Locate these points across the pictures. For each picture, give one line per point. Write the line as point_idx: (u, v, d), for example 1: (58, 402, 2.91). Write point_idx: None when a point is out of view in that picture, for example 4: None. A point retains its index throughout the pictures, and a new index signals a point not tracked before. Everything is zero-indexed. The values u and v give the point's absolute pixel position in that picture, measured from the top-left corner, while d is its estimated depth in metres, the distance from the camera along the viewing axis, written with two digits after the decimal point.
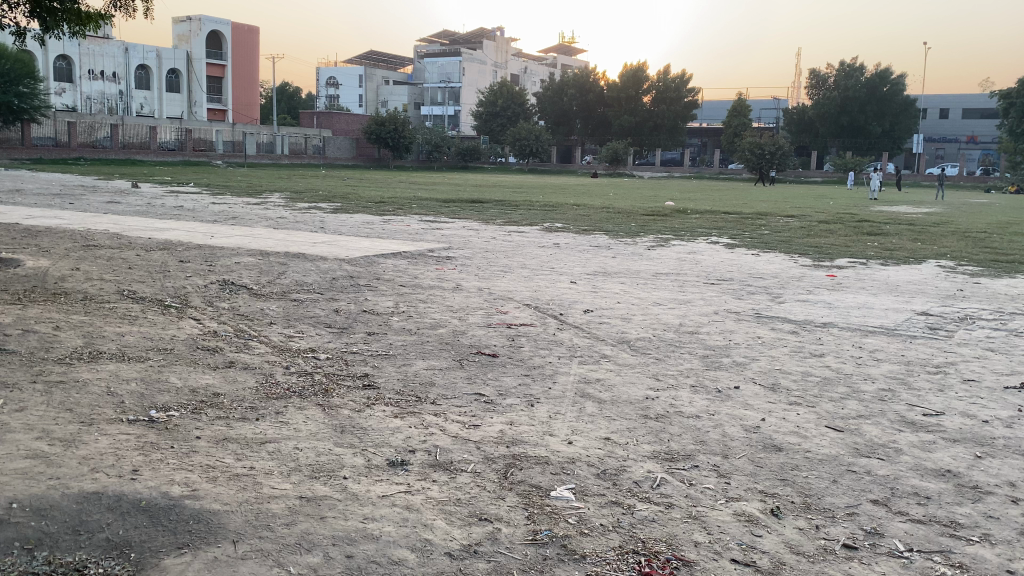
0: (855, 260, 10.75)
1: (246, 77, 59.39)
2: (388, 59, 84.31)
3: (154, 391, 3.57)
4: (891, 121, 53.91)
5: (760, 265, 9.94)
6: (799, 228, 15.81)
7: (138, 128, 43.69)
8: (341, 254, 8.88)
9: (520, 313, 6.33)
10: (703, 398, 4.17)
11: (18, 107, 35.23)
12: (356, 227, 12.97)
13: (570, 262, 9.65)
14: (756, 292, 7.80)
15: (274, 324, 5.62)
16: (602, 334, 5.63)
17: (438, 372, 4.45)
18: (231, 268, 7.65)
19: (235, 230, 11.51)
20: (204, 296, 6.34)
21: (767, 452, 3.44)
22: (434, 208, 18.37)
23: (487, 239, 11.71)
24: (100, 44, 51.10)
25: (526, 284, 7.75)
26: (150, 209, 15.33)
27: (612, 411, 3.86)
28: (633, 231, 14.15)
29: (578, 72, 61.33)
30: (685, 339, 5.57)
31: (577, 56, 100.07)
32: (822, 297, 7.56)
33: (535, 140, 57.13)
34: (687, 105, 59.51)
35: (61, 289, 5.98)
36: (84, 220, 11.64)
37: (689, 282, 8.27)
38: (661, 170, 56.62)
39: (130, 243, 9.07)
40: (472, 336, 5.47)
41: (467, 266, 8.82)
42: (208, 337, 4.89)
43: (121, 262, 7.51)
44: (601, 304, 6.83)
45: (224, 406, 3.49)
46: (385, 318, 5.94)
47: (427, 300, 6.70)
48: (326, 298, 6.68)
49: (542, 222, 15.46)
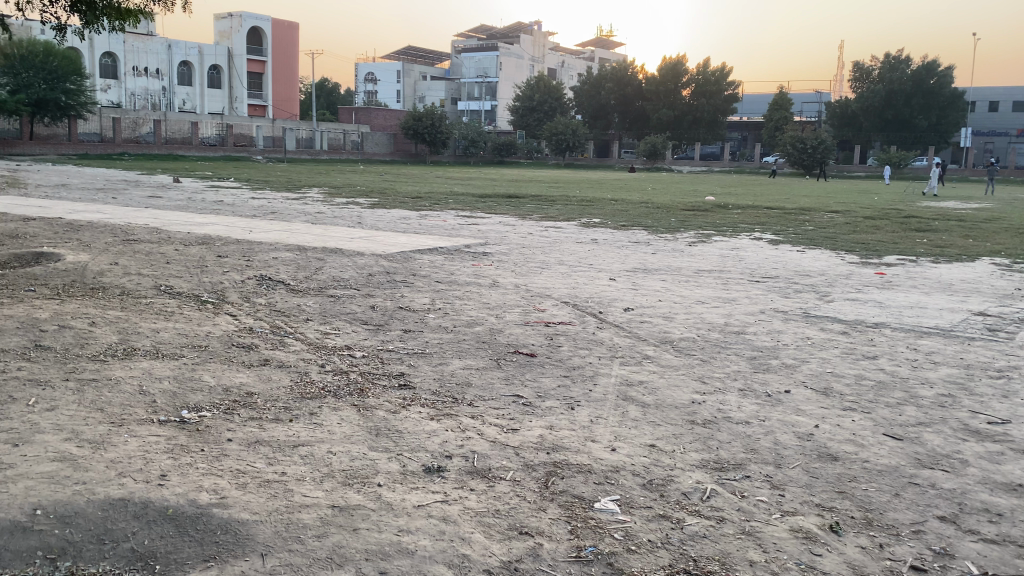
0: (906, 257, 10.42)
1: (285, 72, 59.91)
2: (425, 55, 84.51)
3: (186, 390, 3.50)
4: (938, 114, 52.68)
5: (806, 261, 9.66)
6: (845, 223, 15.42)
7: (181, 124, 44.23)
8: (377, 250, 8.81)
9: (559, 310, 6.18)
10: (751, 403, 4.00)
11: (65, 105, 35.97)
12: (391, 222, 12.91)
13: (609, 258, 9.46)
14: (802, 290, 7.56)
15: (310, 321, 5.54)
16: (643, 333, 5.46)
17: (476, 372, 4.33)
18: (268, 263, 7.63)
19: (273, 224, 11.52)
20: (239, 292, 6.31)
21: (821, 462, 3.26)
22: (470, 203, 18.25)
23: (524, 234, 11.55)
24: (144, 41, 51.94)
25: (565, 281, 7.60)
26: (191, 204, 15.46)
27: (657, 416, 3.71)
28: (674, 226, 13.90)
29: (617, 65, 60.77)
30: (731, 340, 5.38)
31: (616, 50, 99.16)
32: (872, 296, 7.30)
33: (572, 134, 56.83)
34: (728, 99, 58.79)
35: (99, 284, 5.97)
36: (125, 215, 11.76)
37: (733, 280, 8.05)
38: (701, 164, 55.96)
39: (169, 237, 9.09)
40: (509, 334, 5.35)
41: (504, 262, 8.70)
42: (243, 333, 4.83)
43: (159, 257, 7.50)
44: (643, 301, 6.65)
45: (257, 406, 3.41)
46: (421, 315, 5.84)
47: (464, 297, 6.59)
48: (362, 294, 6.60)
49: (580, 218, 15.30)
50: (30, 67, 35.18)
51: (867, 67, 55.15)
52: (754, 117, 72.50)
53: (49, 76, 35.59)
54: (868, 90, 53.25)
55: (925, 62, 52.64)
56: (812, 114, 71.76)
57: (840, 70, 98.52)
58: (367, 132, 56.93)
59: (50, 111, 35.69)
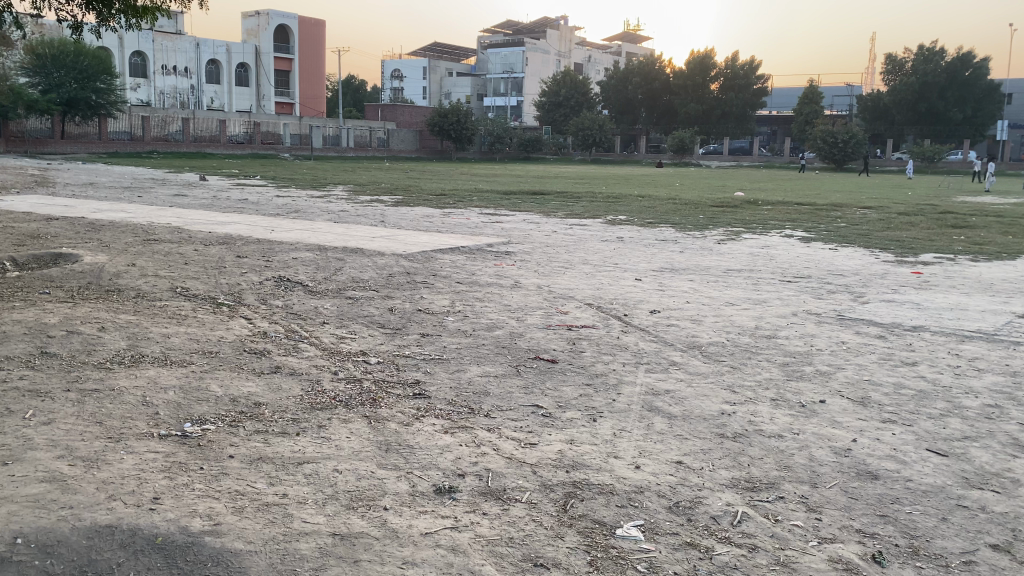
0: (943, 255, 10.09)
1: (312, 69, 60.16)
2: (451, 52, 84.49)
3: (192, 400, 3.37)
4: (973, 107, 51.66)
5: (839, 260, 9.37)
6: (879, 220, 15.07)
7: (209, 122, 44.53)
8: (399, 249, 8.68)
9: (582, 313, 5.99)
10: (785, 415, 3.78)
11: (96, 104, 36.39)
12: (415, 220, 12.80)
13: (636, 257, 9.24)
14: (836, 291, 7.30)
15: (326, 324, 5.40)
16: (670, 338, 5.26)
17: (495, 380, 4.16)
18: (288, 264, 7.53)
19: (295, 223, 11.44)
20: (257, 293, 6.21)
21: (861, 482, 3.04)
22: (495, 200, 18.10)
23: (549, 233, 11.36)
24: (173, 39, 52.36)
25: (590, 281, 7.40)
26: (216, 202, 15.49)
27: (684, 429, 3.52)
28: (702, 224, 13.64)
29: (643, 60, 60.23)
30: (762, 345, 5.17)
31: (642, 44, 98.50)
32: (910, 297, 7.02)
33: (599, 130, 56.43)
34: (757, 93, 58.04)
35: (115, 286, 5.90)
36: (148, 214, 11.77)
37: (764, 279, 7.81)
38: (730, 159, 55.33)
39: (190, 237, 9.04)
40: (530, 338, 5.17)
41: (527, 261, 8.53)
42: (258, 339, 4.72)
43: (178, 258, 7.42)
44: (669, 303, 6.44)
45: (265, 418, 3.27)
46: (441, 318, 5.69)
47: (485, 299, 6.43)
48: (381, 296, 6.46)
49: (606, 214, 15.06)
50: (61, 67, 35.49)
51: (900, 59, 54.14)
52: (784, 111, 71.62)
53: (79, 75, 35.91)
54: (900, 83, 52.32)
55: (960, 53, 51.69)
56: (843, 107, 70.72)
57: (871, 63, 96.91)
58: (394, 129, 56.99)
59: (81, 110, 36.12)
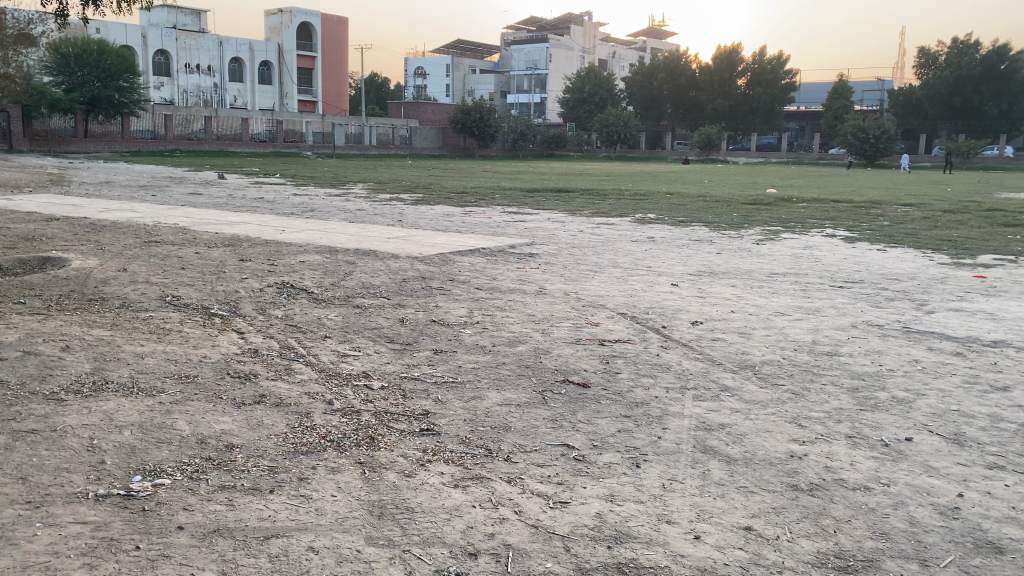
0: (1001, 256, 9.35)
1: (335, 67, 59.95)
2: (474, 49, 83.99)
3: (150, 443, 2.78)
4: (1008, 101, 50.20)
5: (891, 263, 8.65)
6: (924, 218, 14.25)
7: (231, 120, 44.40)
8: (414, 251, 8.10)
9: (615, 325, 5.35)
10: (868, 459, 3.12)
11: (119, 102, 36.26)
12: (434, 219, 12.27)
13: (669, 259, 8.59)
14: (894, 298, 6.59)
15: (328, 338, 4.80)
16: (717, 356, 4.62)
17: (515, 410, 3.56)
18: (294, 268, 6.97)
19: (307, 223, 10.89)
20: (256, 302, 5.64)
21: (983, 558, 2.39)
22: (517, 198, 17.46)
23: (574, 233, 10.71)
24: (196, 38, 52.29)
25: (621, 288, 6.75)
26: (231, 201, 15.11)
27: (747, 479, 2.90)
28: (737, 222, 12.90)
29: (669, 55, 59.22)
30: (825, 364, 4.51)
31: (667, 39, 97.41)
32: (978, 304, 6.30)
33: (623, 126, 55.63)
34: (785, 88, 56.93)
35: (99, 295, 5.37)
36: (158, 214, 11.37)
37: (813, 285, 7.13)
38: (757, 155, 54.21)
39: (194, 239, 8.52)
40: (557, 356, 4.55)
41: (553, 264, 7.93)
42: (248, 357, 4.14)
43: (175, 262, 6.88)
44: (711, 313, 5.80)
45: (237, 468, 2.67)
46: (459, 331, 5.10)
47: (506, 307, 5.85)
48: (393, 305, 5.87)
49: (634, 212, 14.39)
50: (85, 65, 35.37)
51: (933, 53, 52.83)
52: (812, 106, 70.28)
53: (103, 73, 35.72)
54: (933, 77, 51.00)
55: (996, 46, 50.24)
56: (873, 102, 69.40)
57: (899, 58, 94.41)
58: (417, 127, 56.52)
59: (104, 109, 36.01)
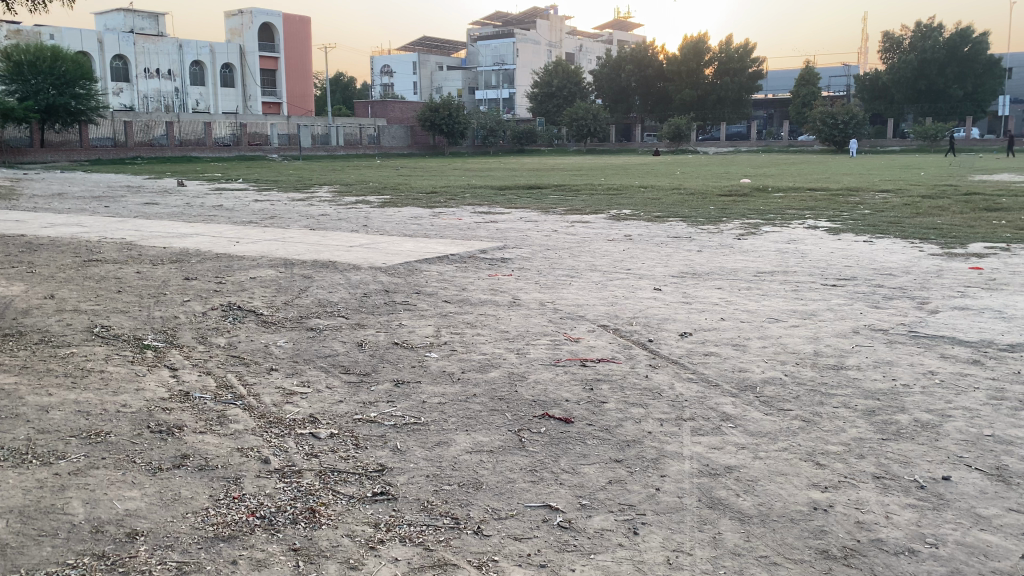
0: (992, 243, 8.99)
1: (299, 68, 58.95)
2: (440, 45, 83.25)
3: (27, 538, 2.25)
4: (973, 82, 50.61)
5: (880, 255, 8.25)
6: (903, 205, 13.97)
7: (194, 125, 43.41)
8: (377, 260, 7.55)
9: (596, 340, 4.84)
10: (906, 507, 2.64)
11: (76, 110, 34.89)
12: (402, 222, 11.76)
13: (648, 260, 8.11)
14: (892, 296, 6.15)
15: (274, 372, 4.26)
16: (712, 375, 4.15)
17: (487, 459, 3.03)
18: (243, 286, 6.38)
19: (264, 232, 10.26)
20: (197, 330, 5.07)
21: None
22: (488, 197, 16.91)
23: (547, 233, 10.23)
24: (155, 42, 51.08)
25: (601, 295, 6.24)
26: (187, 210, 14.44)
27: (767, 543, 2.43)
28: (715, 216, 12.49)
29: (636, 47, 59.00)
30: (833, 382, 4.03)
31: (634, 30, 97.41)
32: (982, 300, 5.87)
33: (593, 119, 55.31)
34: (752, 76, 56.96)
35: (13, 329, 4.77)
36: (106, 228, 10.71)
37: (803, 284, 6.68)
38: (727, 144, 54.05)
39: (138, 256, 7.89)
40: (533, 382, 4.03)
41: (526, 270, 7.41)
42: (175, 402, 3.58)
43: (113, 284, 6.28)
44: (700, 322, 5.31)
45: (136, 569, 2.15)
46: (424, 355, 4.56)
47: (476, 323, 5.32)
48: (351, 325, 5.31)
49: (609, 208, 13.91)
50: (38, 73, 34.10)
51: (897, 38, 53.09)
52: (779, 94, 70.45)
53: (57, 80, 34.41)
54: (900, 60, 51.16)
55: (959, 29, 50.57)
56: (840, 88, 69.83)
57: (864, 42, 95.12)
58: (384, 126, 55.72)
59: (61, 117, 34.71)
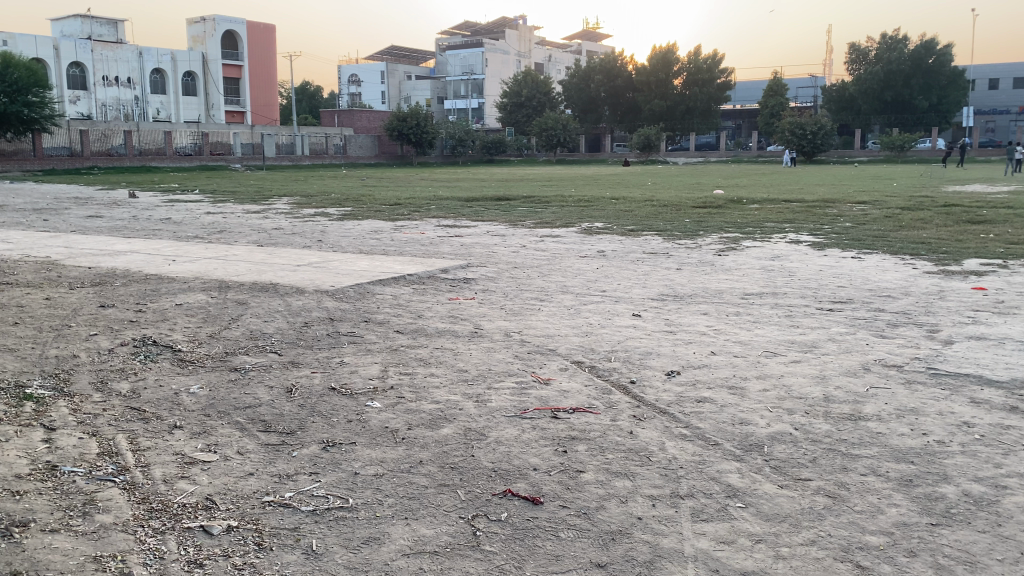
0: (987, 260, 8.47)
1: (263, 76, 57.79)
2: (409, 55, 82.52)
3: None
4: (938, 94, 50.99)
5: (873, 274, 7.64)
6: (883, 217, 13.49)
7: (153, 134, 42.14)
8: (325, 282, 6.77)
9: (569, 383, 4.14)
10: None
11: (28, 118, 33.29)
12: (360, 237, 10.99)
13: (625, 279, 7.44)
14: (897, 323, 5.53)
15: (179, 430, 3.48)
16: (710, 429, 3.44)
17: (430, 569, 2.30)
18: (166, 314, 5.58)
19: (206, 249, 9.41)
20: (97, 372, 4.26)
21: None
22: (455, 208, 16.22)
23: (516, 249, 9.53)
24: (114, 49, 49.72)
25: (574, 323, 5.53)
26: (132, 224, 13.51)
27: None
28: (691, 229, 11.87)
29: (605, 58, 58.83)
30: (856, 438, 3.36)
31: (602, 41, 97.53)
32: (998, 328, 5.24)
33: (563, 129, 54.77)
34: (720, 87, 56.93)
35: None
36: (36, 244, 9.77)
37: (800, 309, 6.03)
38: (696, 155, 53.83)
39: (53, 278, 7.01)
40: (494, 442, 3.30)
41: (491, 291, 6.71)
42: (32, 482, 2.79)
43: (11, 314, 5.44)
44: (688, 358, 4.61)
45: None
46: (364, 406, 3.79)
47: (431, 360, 4.58)
48: (284, 364, 4.53)
49: (580, 221, 13.23)
50: None
51: (863, 49, 53.39)
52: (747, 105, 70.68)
53: (8, 88, 32.84)
54: (865, 72, 51.48)
55: (924, 41, 50.88)
56: (807, 99, 70.35)
57: (827, 54, 96.24)
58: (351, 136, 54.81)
59: (12, 125, 33.03)
